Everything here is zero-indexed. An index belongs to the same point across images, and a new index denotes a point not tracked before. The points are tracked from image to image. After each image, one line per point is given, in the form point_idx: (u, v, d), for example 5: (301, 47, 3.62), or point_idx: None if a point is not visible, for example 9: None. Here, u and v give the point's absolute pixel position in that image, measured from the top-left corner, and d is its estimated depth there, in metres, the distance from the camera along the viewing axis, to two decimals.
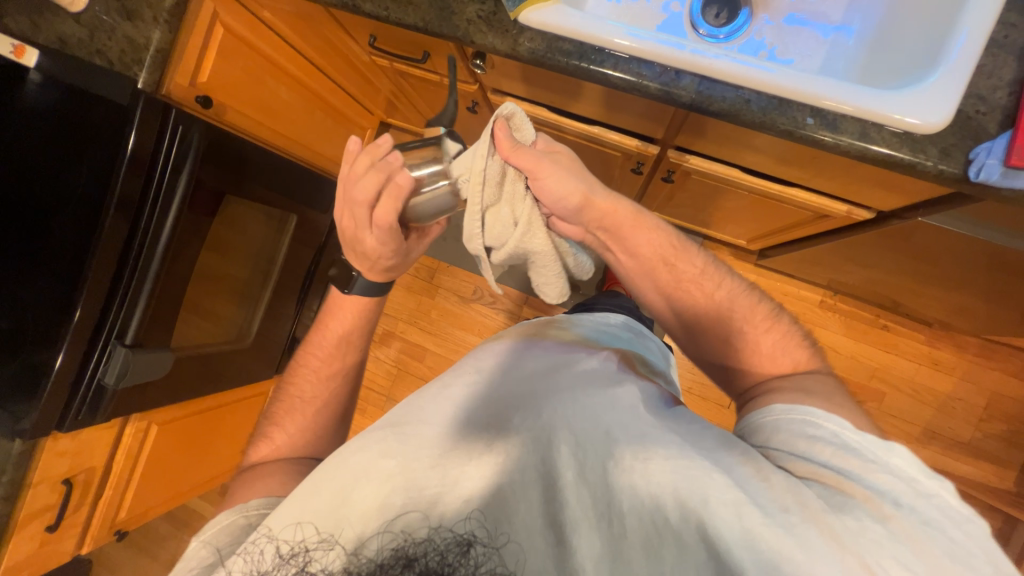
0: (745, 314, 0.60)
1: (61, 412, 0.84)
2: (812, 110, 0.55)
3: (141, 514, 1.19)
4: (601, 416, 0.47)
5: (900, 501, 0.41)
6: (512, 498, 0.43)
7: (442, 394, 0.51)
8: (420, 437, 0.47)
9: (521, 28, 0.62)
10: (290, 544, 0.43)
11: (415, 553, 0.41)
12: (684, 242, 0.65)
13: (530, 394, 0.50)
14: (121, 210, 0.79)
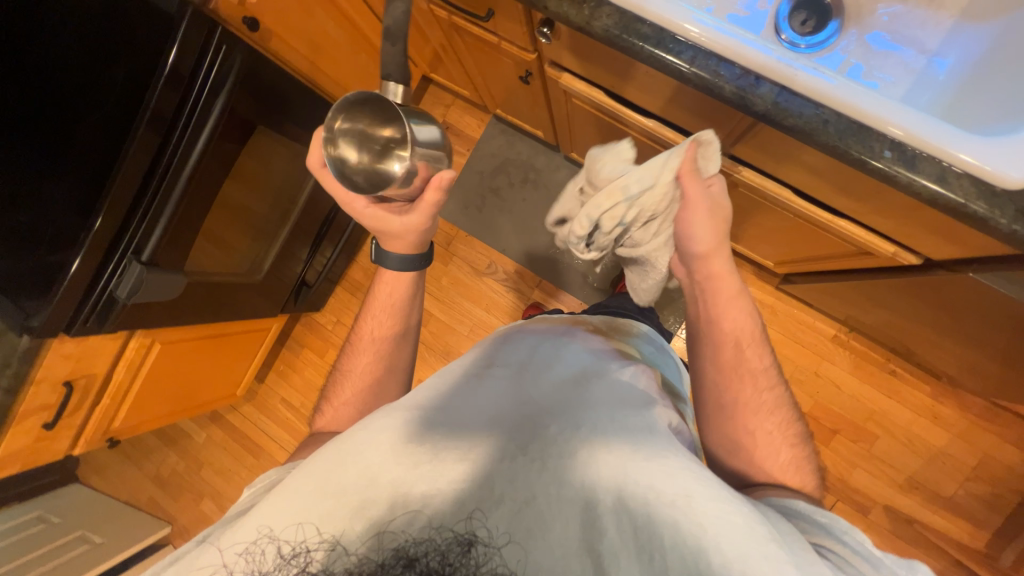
0: (778, 424, 0.63)
1: (70, 316, 0.84)
2: (891, 143, 0.52)
3: (133, 425, 1.22)
4: (608, 439, 0.48)
5: None
6: (536, 505, 0.44)
7: (479, 393, 0.55)
8: (426, 438, 0.48)
9: (599, 2, 0.58)
10: (292, 545, 0.43)
11: (417, 553, 0.41)
12: (761, 337, 0.68)
13: (536, 414, 0.52)
14: (153, 124, 0.78)
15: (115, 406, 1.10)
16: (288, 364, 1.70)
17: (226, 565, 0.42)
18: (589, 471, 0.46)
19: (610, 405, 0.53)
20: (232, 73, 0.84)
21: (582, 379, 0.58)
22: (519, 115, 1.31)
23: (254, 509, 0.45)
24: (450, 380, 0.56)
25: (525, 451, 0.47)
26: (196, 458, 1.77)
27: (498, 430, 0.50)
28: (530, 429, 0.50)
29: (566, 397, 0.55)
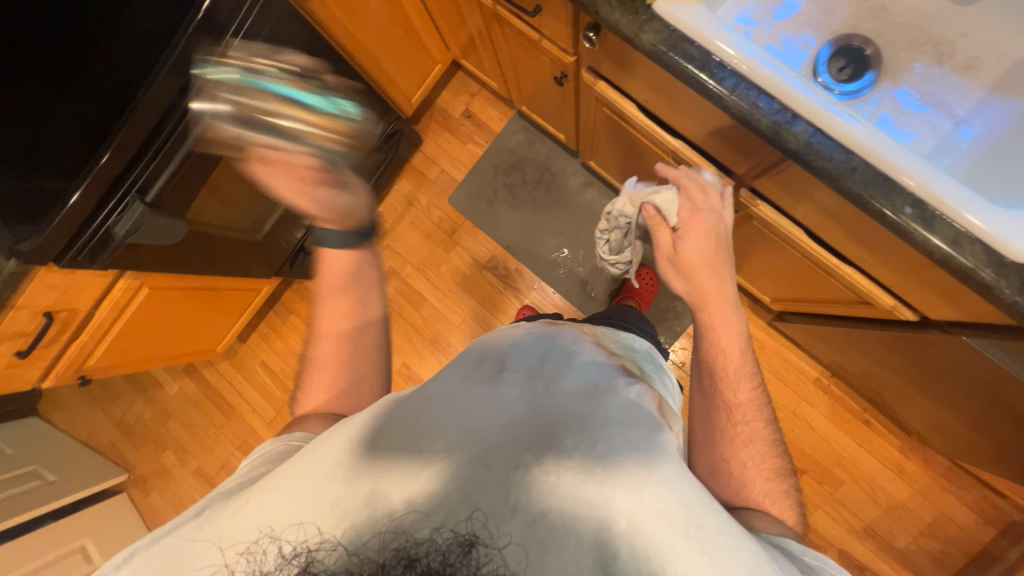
0: (757, 456, 0.63)
1: (62, 246, 0.82)
2: (913, 200, 0.53)
3: (108, 367, 1.19)
4: (614, 456, 0.50)
5: None
6: (544, 513, 0.45)
7: (487, 399, 0.56)
8: (433, 441, 0.50)
9: (651, 16, 0.58)
10: (293, 545, 0.43)
11: (418, 553, 0.40)
12: (749, 367, 0.69)
13: (545, 425, 0.53)
14: (177, 67, 0.76)
15: (92, 345, 1.07)
16: (272, 327, 1.67)
17: (228, 565, 0.43)
18: (594, 483, 0.47)
19: (616, 420, 0.55)
20: (268, 25, 0.84)
21: (590, 390, 0.59)
22: (544, 115, 1.30)
23: (254, 509, 0.46)
24: (457, 388, 0.58)
25: (532, 461, 0.49)
26: (163, 409, 1.73)
27: (506, 438, 0.51)
28: (540, 440, 0.51)
29: (574, 408, 0.56)
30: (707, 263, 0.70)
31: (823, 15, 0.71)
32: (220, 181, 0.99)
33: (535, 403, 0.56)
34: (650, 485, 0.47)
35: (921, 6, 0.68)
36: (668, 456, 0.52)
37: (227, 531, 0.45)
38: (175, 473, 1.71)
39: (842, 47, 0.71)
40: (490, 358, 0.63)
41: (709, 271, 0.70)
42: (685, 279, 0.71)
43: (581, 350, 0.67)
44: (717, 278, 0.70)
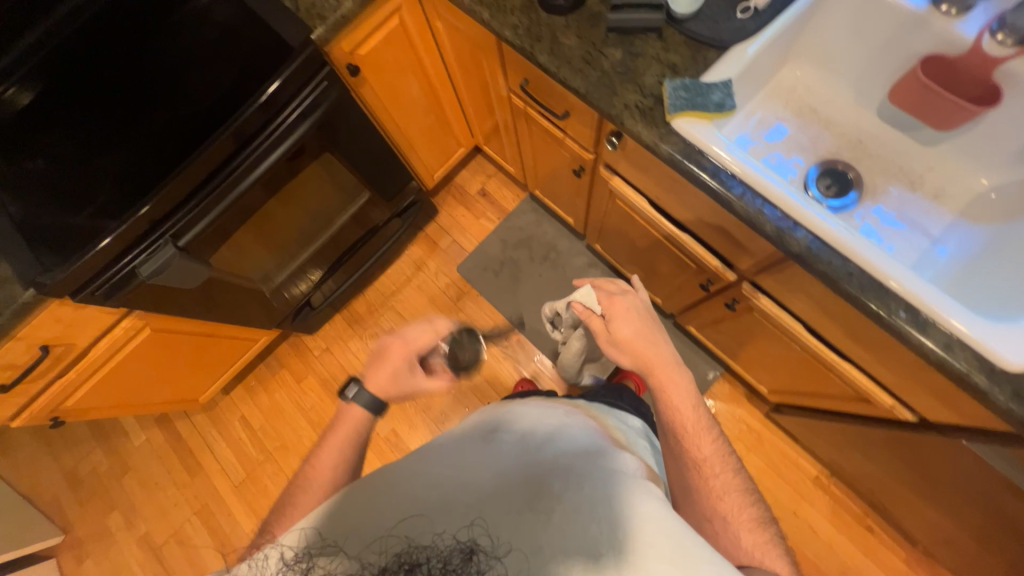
0: (732, 508, 0.67)
1: (82, 282, 0.82)
2: (906, 305, 0.59)
3: (84, 410, 1.13)
4: (604, 499, 0.51)
5: None
6: (525, 538, 0.49)
7: (482, 445, 0.61)
8: (435, 481, 0.55)
9: (669, 130, 0.68)
10: (294, 552, 0.51)
11: (419, 559, 0.47)
12: (710, 424, 0.72)
13: (531, 462, 0.57)
14: (233, 136, 0.84)
15: (76, 384, 1.02)
16: (259, 381, 1.62)
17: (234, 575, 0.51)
18: (583, 522, 0.49)
19: (612, 471, 0.55)
20: (325, 104, 0.94)
21: (587, 444, 0.60)
22: (556, 200, 1.41)
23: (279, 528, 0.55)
24: (456, 442, 0.62)
25: (525, 505, 0.51)
26: (122, 461, 1.60)
27: (499, 481, 0.55)
28: (525, 476, 0.55)
29: (572, 457, 0.57)
30: (640, 336, 0.74)
31: (810, 142, 0.83)
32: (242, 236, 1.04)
33: (531, 452, 0.59)
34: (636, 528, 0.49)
35: (893, 144, 0.81)
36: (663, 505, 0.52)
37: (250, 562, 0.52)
38: (119, 539, 1.54)
39: (827, 169, 0.81)
40: (496, 418, 0.67)
41: (653, 341, 0.74)
42: (626, 354, 0.74)
43: (577, 415, 0.70)
44: (653, 346, 0.73)
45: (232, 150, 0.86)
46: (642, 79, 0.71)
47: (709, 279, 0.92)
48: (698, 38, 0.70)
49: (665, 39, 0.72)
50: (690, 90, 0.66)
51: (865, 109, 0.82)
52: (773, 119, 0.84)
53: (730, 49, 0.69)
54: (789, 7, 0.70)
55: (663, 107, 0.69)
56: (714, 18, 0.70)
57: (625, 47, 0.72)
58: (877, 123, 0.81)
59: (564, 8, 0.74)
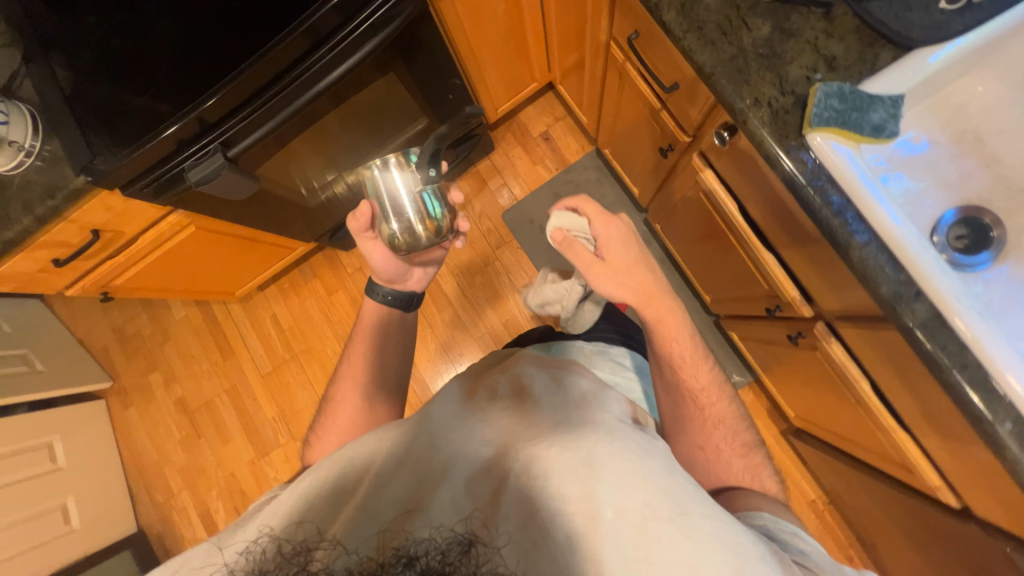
0: (727, 435, 0.69)
1: (134, 174, 0.81)
2: (1015, 416, 0.51)
3: (131, 288, 1.18)
4: (608, 465, 0.45)
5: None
6: (534, 523, 0.42)
7: (455, 417, 0.54)
8: (421, 446, 0.50)
9: (799, 144, 0.56)
10: (293, 543, 0.44)
11: (417, 552, 0.40)
12: (704, 357, 0.70)
13: (516, 435, 0.51)
14: (294, 43, 0.76)
15: (124, 266, 1.05)
16: (292, 284, 1.66)
17: (227, 564, 0.44)
18: (587, 483, 0.44)
19: (610, 428, 0.50)
20: (399, 19, 0.81)
21: (591, 401, 0.55)
22: (625, 165, 1.27)
23: (259, 516, 0.48)
24: (429, 411, 0.56)
25: (519, 480, 0.45)
26: (164, 330, 1.73)
27: (491, 452, 0.49)
28: (515, 449, 0.49)
29: (563, 425, 0.50)
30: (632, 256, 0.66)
31: (959, 181, 0.69)
32: (291, 155, 0.98)
33: (527, 414, 0.53)
34: (639, 490, 0.44)
35: None
36: (663, 466, 0.47)
37: (232, 534, 0.48)
38: (157, 396, 1.71)
39: (967, 217, 0.68)
40: (489, 377, 0.63)
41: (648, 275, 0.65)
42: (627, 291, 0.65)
43: (576, 370, 0.64)
44: (639, 270, 0.65)
45: (293, 58, 0.78)
46: (785, 69, 0.57)
47: (777, 306, 0.83)
48: (876, 28, 0.55)
49: (832, 21, 0.56)
50: (846, 100, 0.53)
51: None
52: (921, 144, 0.69)
53: (915, 51, 0.54)
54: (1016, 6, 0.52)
55: (801, 113, 0.56)
56: (907, 3, 0.54)
57: (776, 21, 0.58)
58: None
59: None
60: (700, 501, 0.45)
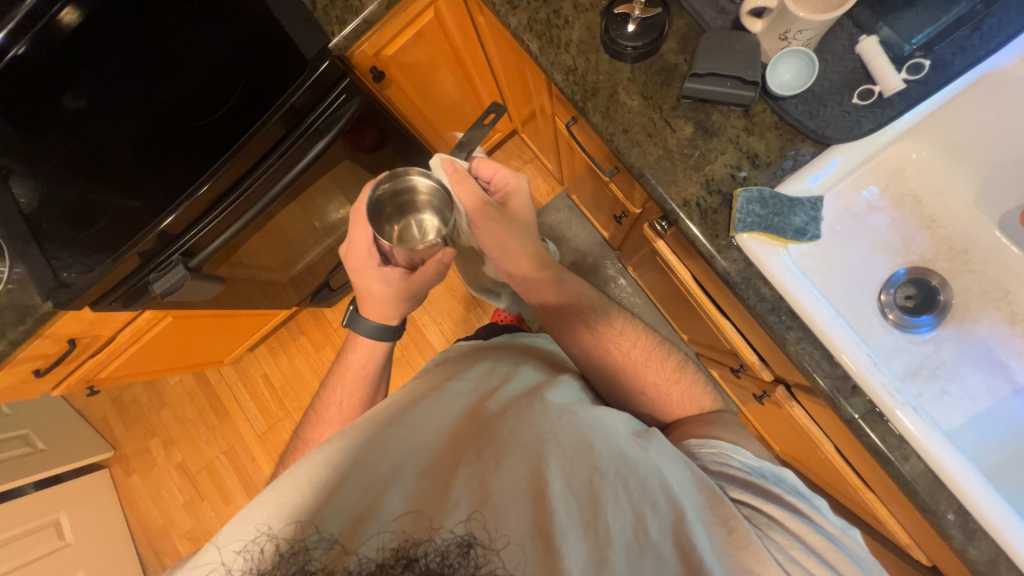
0: (656, 368, 0.67)
1: (101, 292, 0.82)
2: (956, 506, 0.52)
3: (117, 376, 1.20)
4: (574, 440, 0.47)
5: (814, 521, 0.49)
6: (510, 503, 0.40)
7: (416, 407, 0.51)
8: (379, 441, 0.46)
9: (730, 243, 0.57)
10: (292, 542, 0.37)
11: (416, 553, 0.36)
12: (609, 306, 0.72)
13: (486, 419, 0.48)
14: (245, 156, 0.78)
15: (106, 360, 1.08)
16: (281, 342, 1.68)
17: (223, 564, 0.36)
18: (538, 465, 0.43)
19: (557, 405, 0.51)
20: (343, 119, 0.84)
21: (539, 387, 0.55)
22: (591, 211, 1.28)
23: (246, 509, 0.40)
24: (389, 405, 0.52)
25: (487, 454, 0.43)
26: (160, 396, 1.73)
27: (448, 439, 0.46)
28: (482, 431, 0.46)
29: (526, 410, 0.49)
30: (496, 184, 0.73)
31: (902, 242, 0.69)
32: (252, 248, 0.98)
33: (478, 404, 0.51)
34: (581, 454, 0.45)
35: (1007, 262, 0.67)
36: (607, 431, 0.50)
37: (229, 527, 0.39)
38: (158, 461, 1.70)
39: (915, 278, 0.68)
40: (439, 372, 0.60)
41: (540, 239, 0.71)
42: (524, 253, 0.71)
43: (531, 365, 0.62)
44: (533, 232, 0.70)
45: (244, 170, 0.80)
46: (709, 167, 0.58)
47: (741, 365, 0.84)
48: (793, 125, 0.57)
49: (752, 118, 0.58)
50: (767, 204, 0.55)
51: (980, 211, 0.67)
52: (862, 209, 0.68)
53: (833, 148, 0.56)
54: (922, 100, 0.56)
55: (729, 213, 0.57)
56: (820, 100, 0.57)
57: (698, 120, 0.59)
58: (991, 233, 0.67)
59: (630, 57, 0.60)
60: (642, 461, 0.47)
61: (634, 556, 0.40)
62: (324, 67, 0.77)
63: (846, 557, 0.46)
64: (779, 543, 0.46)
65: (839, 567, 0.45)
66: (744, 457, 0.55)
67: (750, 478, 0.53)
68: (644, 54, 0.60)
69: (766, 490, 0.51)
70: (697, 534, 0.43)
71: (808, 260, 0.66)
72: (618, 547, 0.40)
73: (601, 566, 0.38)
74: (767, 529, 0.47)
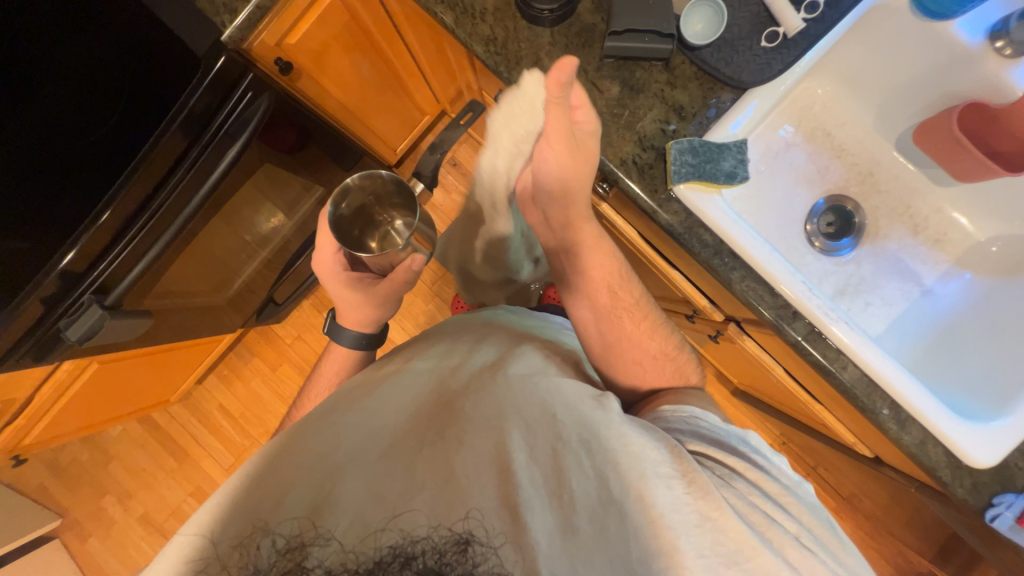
0: (655, 343, 0.64)
1: (4, 350, 0.72)
2: (890, 402, 0.59)
3: (45, 439, 1.08)
4: (534, 404, 0.48)
5: (770, 472, 0.50)
6: (484, 479, 0.40)
7: (380, 396, 0.51)
8: (344, 438, 0.45)
9: (669, 196, 0.59)
10: (287, 538, 0.36)
11: (415, 551, 0.34)
12: (613, 274, 0.65)
13: (450, 398, 0.49)
14: (148, 176, 0.71)
15: (32, 422, 0.97)
16: (232, 369, 1.57)
17: (216, 557, 0.36)
18: (502, 440, 0.43)
19: (519, 377, 0.51)
20: (254, 121, 0.77)
21: (499, 358, 0.54)
22: None
23: (234, 504, 0.39)
24: (354, 398, 0.52)
25: (457, 438, 0.43)
26: (103, 450, 1.56)
27: (410, 427, 0.46)
28: (447, 413, 0.47)
29: (486, 382, 0.50)
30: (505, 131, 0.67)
31: (818, 173, 0.74)
32: (178, 274, 0.89)
33: (443, 384, 0.51)
34: (543, 424, 0.46)
35: (905, 179, 0.74)
36: (566, 396, 0.50)
37: (213, 523, 0.38)
38: (116, 520, 1.55)
39: (834, 206, 0.74)
40: (396, 356, 0.59)
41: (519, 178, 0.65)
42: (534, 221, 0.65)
43: (497, 335, 0.61)
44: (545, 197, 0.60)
45: (151, 189, 0.73)
46: (640, 124, 0.59)
47: (695, 310, 0.88)
48: (712, 74, 0.59)
49: (672, 71, 0.60)
50: (698, 154, 0.57)
51: (881, 137, 0.74)
52: (780, 147, 0.73)
53: (749, 92, 0.59)
54: (822, 37, 0.59)
55: (664, 166, 0.59)
56: (733, 46, 0.59)
57: (623, 78, 0.60)
58: (890, 155, 0.74)
59: (548, 21, 0.59)
60: (604, 423, 0.47)
61: (597, 517, 0.40)
62: (220, 63, 0.71)
63: (797, 504, 0.47)
64: (740, 493, 0.45)
65: (790, 509, 0.47)
66: (713, 424, 0.55)
67: (716, 436, 0.53)
68: (561, 16, 0.59)
69: (730, 445, 0.52)
70: (655, 491, 0.41)
71: (741, 202, 0.71)
72: (581, 511, 0.40)
73: (567, 533, 0.38)
74: (730, 480, 0.46)
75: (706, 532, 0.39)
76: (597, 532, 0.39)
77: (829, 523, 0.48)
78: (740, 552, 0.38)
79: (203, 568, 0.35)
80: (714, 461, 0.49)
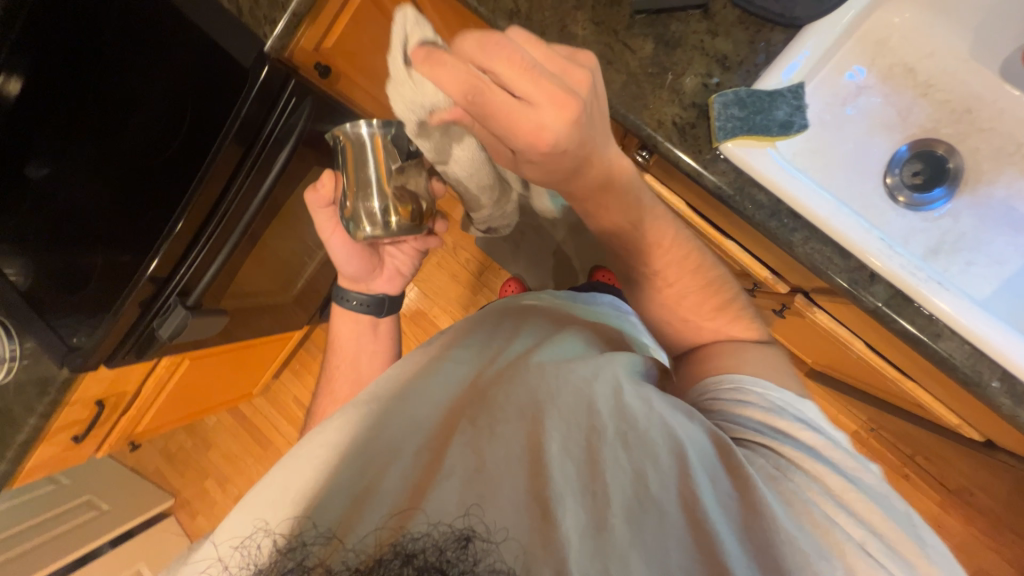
0: (688, 305, 0.61)
1: (110, 349, 0.81)
2: (1003, 373, 0.50)
3: (153, 428, 1.24)
4: (571, 393, 0.45)
5: (837, 459, 0.44)
6: (500, 476, 0.39)
7: (408, 386, 0.50)
8: (374, 424, 0.45)
9: (715, 155, 0.54)
10: (288, 537, 0.37)
11: (414, 549, 0.34)
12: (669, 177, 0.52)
13: (482, 389, 0.47)
14: (211, 183, 0.76)
15: (141, 411, 1.11)
16: (303, 364, 1.71)
17: (220, 560, 0.38)
18: (537, 429, 0.42)
19: (554, 365, 0.48)
20: (299, 126, 0.81)
21: (529, 348, 0.53)
22: None
23: (252, 501, 0.41)
24: (384, 383, 0.51)
25: (478, 427, 0.42)
26: (202, 438, 1.76)
27: (439, 420, 0.45)
28: (476, 401, 0.45)
29: (523, 373, 0.47)
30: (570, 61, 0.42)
31: (899, 116, 0.65)
32: (246, 278, 0.97)
33: (476, 376, 0.50)
34: (579, 412, 0.43)
35: (1016, 111, 0.62)
36: (601, 378, 0.47)
37: (226, 525, 0.40)
38: (216, 500, 1.74)
39: (920, 152, 0.64)
40: (437, 342, 0.57)
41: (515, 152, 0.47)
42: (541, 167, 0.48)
43: (542, 326, 0.58)
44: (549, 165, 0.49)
45: (214, 198, 0.78)
46: (679, 82, 0.55)
47: (755, 283, 0.82)
48: (759, 17, 0.54)
49: (712, 19, 0.55)
50: (746, 105, 0.52)
51: (977, 64, 0.63)
52: (851, 94, 0.64)
53: (805, 29, 0.53)
54: None
55: (707, 123, 0.54)
56: None
57: (657, 34, 0.55)
58: (993, 83, 0.62)
59: None
60: (645, 414, 0.43)
61: (633, 514, 0.38)
62: (265, 73, 0.74)
63: (869, 502, 0.41)
64: (796, 488, 0.41)
65: (861, 511, 0.41)
66: (768, 393, 0.50)
67: (773, 411, 0.48)
68: None
69: (791, 425, 0.46)
70: (700, 481, 0.40)
71: (803, 157, 0.63)
72: (617, 506, 0.38)
73: (599, 531, 0.37)
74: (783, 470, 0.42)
75: (752, 536, 0.38)
76: (633, 527, 0.37)
77: (912, 525, 0.41)
78: (794, 556, 0.37)
79: (207, 569, 0.38)
80: (766, 446, 0.44)
